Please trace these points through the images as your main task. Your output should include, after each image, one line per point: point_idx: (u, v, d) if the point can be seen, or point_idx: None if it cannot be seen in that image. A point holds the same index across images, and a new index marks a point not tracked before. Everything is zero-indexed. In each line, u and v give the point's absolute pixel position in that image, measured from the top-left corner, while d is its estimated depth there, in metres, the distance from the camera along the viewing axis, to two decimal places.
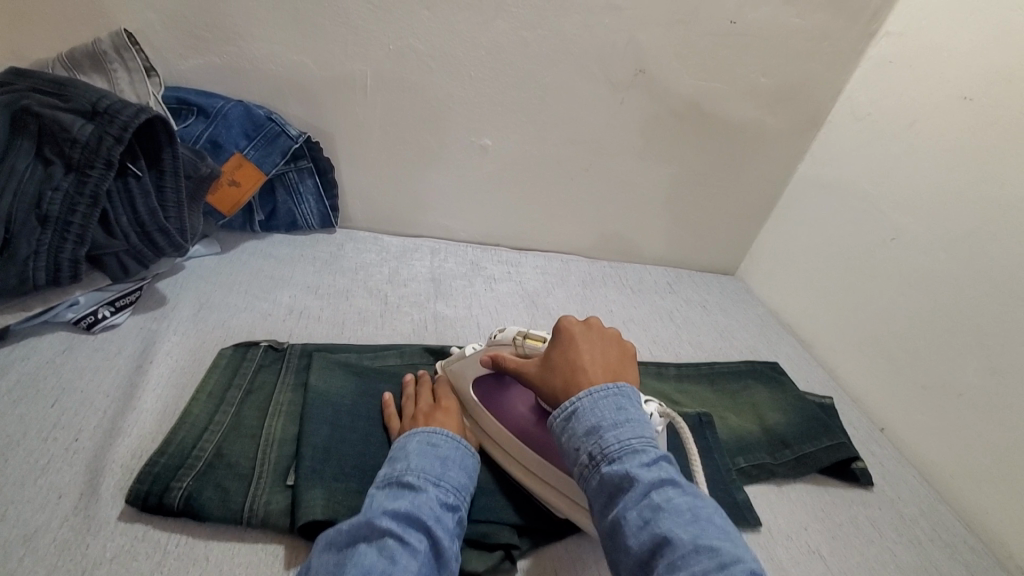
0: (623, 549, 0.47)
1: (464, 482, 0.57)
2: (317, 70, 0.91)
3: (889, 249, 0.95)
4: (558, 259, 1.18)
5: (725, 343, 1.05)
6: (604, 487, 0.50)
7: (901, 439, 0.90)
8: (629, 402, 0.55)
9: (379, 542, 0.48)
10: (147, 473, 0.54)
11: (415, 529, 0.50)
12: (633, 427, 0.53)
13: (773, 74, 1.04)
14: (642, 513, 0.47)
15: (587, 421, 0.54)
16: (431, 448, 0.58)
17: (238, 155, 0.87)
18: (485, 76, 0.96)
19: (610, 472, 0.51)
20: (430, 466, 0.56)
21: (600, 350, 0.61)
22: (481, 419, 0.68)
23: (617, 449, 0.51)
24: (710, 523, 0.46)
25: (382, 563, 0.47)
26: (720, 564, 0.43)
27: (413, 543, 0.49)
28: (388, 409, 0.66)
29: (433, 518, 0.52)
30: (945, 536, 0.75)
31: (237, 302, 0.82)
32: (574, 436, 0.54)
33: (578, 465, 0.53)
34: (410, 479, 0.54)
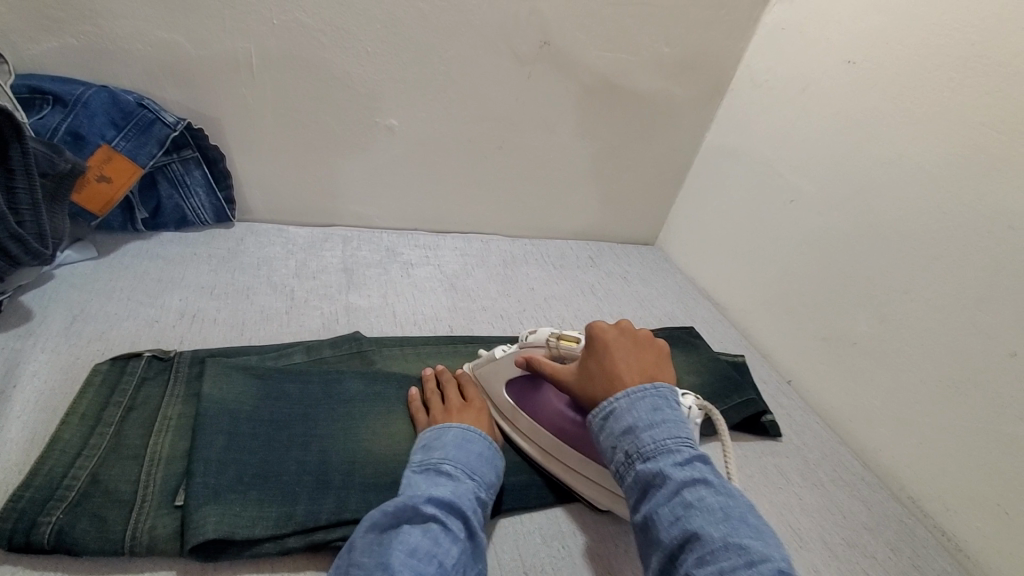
0: (655, 544, 0.48)
1: (493, 478, 0.61)
2: (195, 50, 0.83)
3: (789, 210, 0.99)
4: (478, 240, 1.16)
5: (645, 312, 1.07)
6: (639, 485, 0.51)
7: (807, 389, 0.96)
8: (666, 401, 0.55)
9: (424, 525, 0.52)
10: (10, 510, 0.48)
11: (455, 515, 0.54)
12: (669, 427, 0.52)
13: (675, 44, 1.05)
14: (674, 510, 0.47)
15: (623, 421, 0.54)
16: (466, 442, 0.62)
17: (106, 147, 0.78)
18: (384, 51, 0.91)
19: (644, 469, 0.51)
20: (466, 458, 0.60)
21: (635, 353, 0.61)
22: (500, 400, 0.72)
23: (652, 448, 0.51)
24: (743, 523, 0.45)
25: (426, 543, 0.50)
26: (750, 561, 0.42)
27: (454, 528, 0.53)
28: (414, 404, 0.69)
29: (471, 508, 0.55)
30: (844, 475, 0.81)
31: (119, 310, 0.74)
32: (610, 435, 0.54)
33: (614, 462, 0.54)
34: (448, 469, 0.58)
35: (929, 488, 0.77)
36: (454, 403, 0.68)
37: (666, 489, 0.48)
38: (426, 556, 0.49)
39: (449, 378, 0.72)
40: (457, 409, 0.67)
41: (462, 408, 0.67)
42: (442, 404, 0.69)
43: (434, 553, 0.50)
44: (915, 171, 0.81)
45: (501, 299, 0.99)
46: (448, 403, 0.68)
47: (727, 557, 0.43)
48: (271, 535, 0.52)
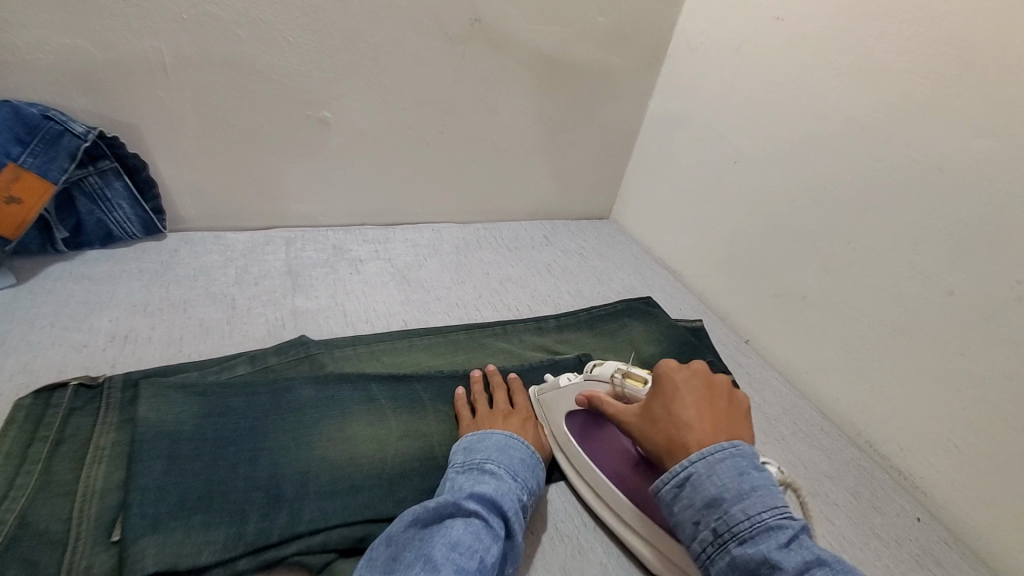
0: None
1: (533, 485, 0.60)
2: (99, 53, 0.77)
3: (734, 172, 1.00)
4: (428, 228, 1.13)
5: (603, 286, 1.06)
6: (736, 571, 0.44)
7: (763, 347, 0.97)
8: (750, 462, 0.49)
9: (466, 520, 0.51)
10: None
11: (496, 513, 0.53)
12: (761, 497, 0.46)
13: (609, 12, 1.03)
14: None
15: (706, 491, 0.47)
16: (508, 448, 0.61)
17: (13, 166, 0.73)
18: (307, 40, 0.86)
19: (740, 552, 0.44)
20: (509, 462, 0.59)
21: (709, 408, 0.54)
22: (557, 432, 0.69)
23: (748, 528, 0.45)
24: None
25: (468, 537, 0.49)
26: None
27: (495, 526, 0.51)
28: (460, 404, 0.70)
29: (512, 509, 0.54)
30: (805, 427, 0.83)
31: (42, 339, 0.70)
32: (692, 511, 0.48)
33: (699, 543, 0.47)
34: (491, 468, 0.57)
35: (883, 430, 0.80)
36: (502, 408, 0.69)
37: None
38: (468, 549, 0.48)
39: (501, 383, 0.73)
40: (504, 415, 0.68)
41: (508, 414, 0.68)
42: (490, 407, 0.70)
43: (476, 547, 0.48)
44: (848, 124, 0.81)
45: (456, 287, 0.97)
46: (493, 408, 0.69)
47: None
48: (219, 559, 0.50)
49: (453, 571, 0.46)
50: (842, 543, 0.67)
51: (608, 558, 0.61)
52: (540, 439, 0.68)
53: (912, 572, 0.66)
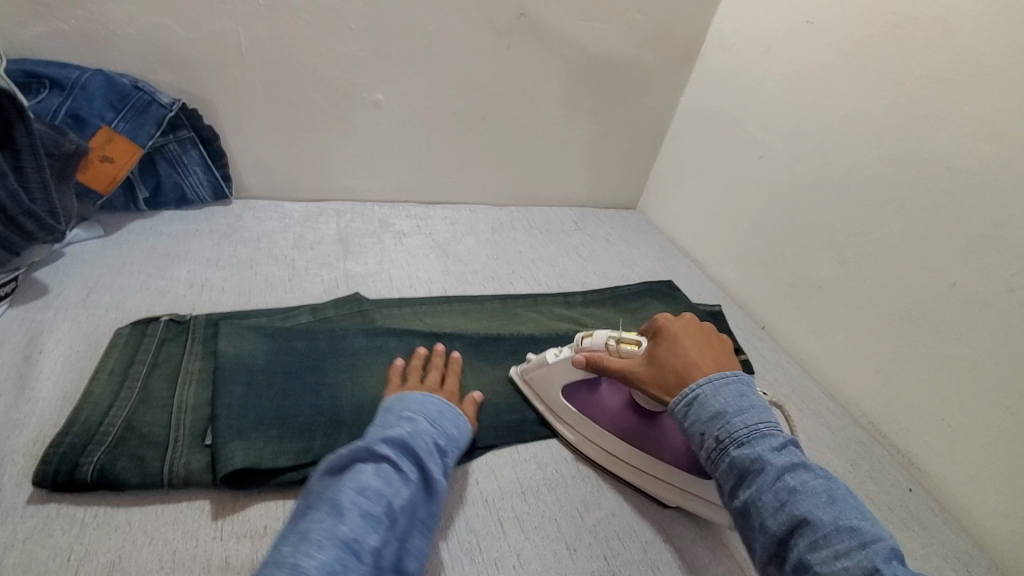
0: (759, 529, 0.49)
1: (453, 433, 0.62)
2: (184, 32, 0.86)
3: (758, 166, 1.05)
4: (466, 209, 1.21)
5: (628, 270, 1.13)
6: (735, 470, 0.52)
7: (778, 333, 1.04)
8: (748, 389, 0.56)
9: (376, 465, 0.53)
10: (54, 453, 0.53)
11: (409, 458, 0.55)
12: (757, 412, 0.54)
13: (647, 11, 1.09)
14: (778, 495, 0.49)
15: (711, 406, 0.54)
16: (427, 400, 0.63)
17: (106, 129, 0.82)
18: (367, 28, 0.94)
19: (740, 454, 0.52)
20: (428, 411, 0.61)
21: (703, 343, 0.62)
22: (554, 404, 0.73)
23: (746, 433, 0.52)
24: (846, 504, 0.48)
25: (378, 482, 0.51)
26: (863, 541, 0.45)
27: (406, 471, 0.54)
28: (395, 371, 0.70)
29: (427, 452, 0.56)
30: (812, 406, 0.90)
31: (130, 283, 0.79)
32: (695, 420, 0.55)
33: (705, 449, 0.54)
34: (409, 416, 0.59)
35: (886, 411, 0.86)
36: (432, 384, 0.69)
37: (767, 473, 0.50)
38: (374, 494, 0.50)
39: (440, 362, 0.73)
40: (432, 390, 0.68)
41: (436, 391, 0.69)
42: (422, 381, 0.70)
43: (383, 492, 0.51)
44: (867, 124, 0.87)
45: (491, 262, 1.05)
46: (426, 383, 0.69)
47: (842, 540, 0.45)
48: (293, 464, 0.58)
49: (357, 515, 0.48)
50: None
51: (622, 501, 0.67)
52: (464, 418, 0.67)
53: (899, 532, 0.72)
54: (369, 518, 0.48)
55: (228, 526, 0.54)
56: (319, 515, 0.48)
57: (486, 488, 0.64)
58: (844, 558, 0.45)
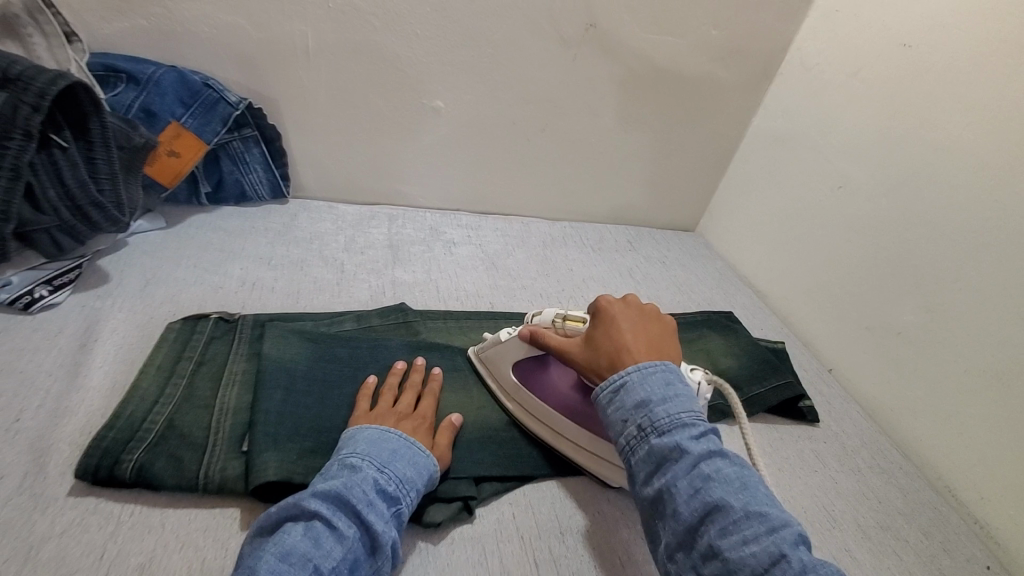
0: (671, 516, 0.48)
1: (413, 477, 0.54)
2: (255, 33, 0.87)
3: (836, 197, 0.98)
4: (518, 221, 1.18)
5: (684, 296, 1.07)
6: (653, 459, 0.50)
7: (847, 378, 0.96)
8: (675, 379, 0.55)
9: (306, 523, 0.47)
10: (96, 448, 0.53)
11: (345, 512, 0.49)
12: (681, 401, 0.53)
13: (724, 26, 1.04)
14: (692, 482, 0.48)
15: (637, 396, 0.54)
16: (382, 439, 0.56)
17: (176, 124, 0.83)
18: (433, 34, 0.93)
19: (659, 443, 0.50)
20: (379, 452, 0.54)
21: (641, 329, 0.61)
22: (503, 380, 0.71)
23: (668, 422, 0.51)
24: (759, 493, 0.47)
25: (305, 544, 0.46)
26: (771, 527, 0.44)
27: (340, 528, 0.47)
28: (364, 392, 0.64)
29: (366, 502, 0.50)
30: (882, 463, 0.82)
31: (186, 276, 0.80)
32: (622, 409, 0.54)
33: (625, 437, 0.53)
34: (353, 461, 0.53)
35: (967, 477, 0.77)
36: (402, 407, 0.63)
37: (684, 461, 0.49)
38: (299, 560, 0.44)
39: (416, 383, 0.67)
40: (401, 414, 0.62)
41: (406, 415, 0.62)
42: (392, 403, 0.64)
43: (310, 556, 0.45)
44: (968, 158, 0.79)
45: (540, 278, 1.01)
46: (396, 407, 0.63)
47: (751, 526, 0.44)
48: None
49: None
50: None
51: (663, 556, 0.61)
52: (434, 447, 0.60)
53: None
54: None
55: None
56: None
57: (524, 523, 0.61)
58: (752, 544, 0.43)
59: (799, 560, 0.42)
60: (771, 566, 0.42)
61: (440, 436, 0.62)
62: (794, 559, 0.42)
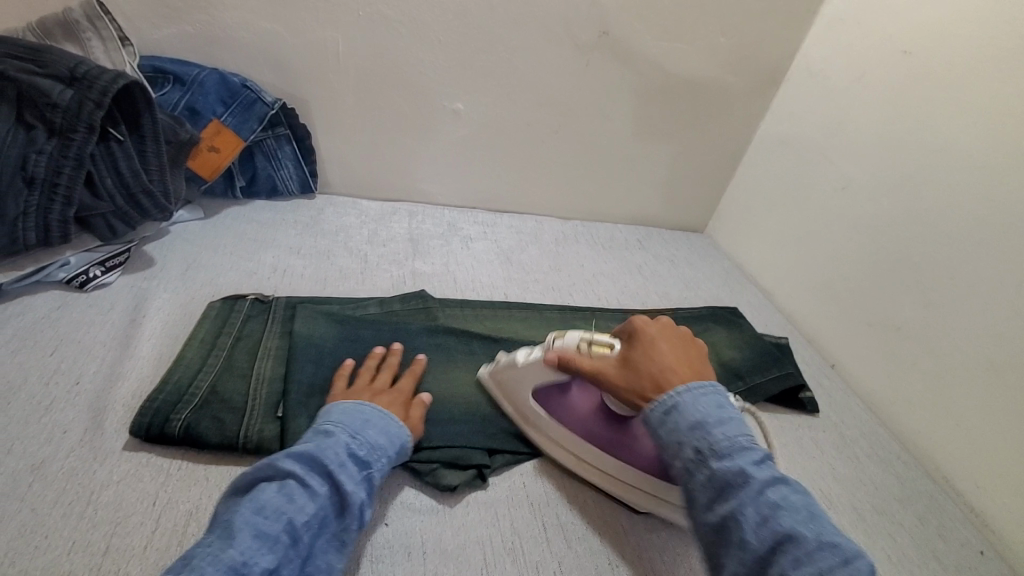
0: (737, 545, 0.46)
1: (384, 444, 0.58)
2: (290, 38, 0.94)
3: (839, 198, 1.02)
4: (532, 219, 1.23)
5: (691, 293, 1.11)
6: (715, 483, 0.49)
7: (849, 373, 0.99)
8: (725, 402, 0.56)
9: (281, 481, 0.51)
10: (149, 407, 0.59)
11: (318, 472, 0.52)
12: (736, 424, 0.53)
13: (732, 34, 1.08)
14: (761, 510, 0.47)
15: (692, 417, 0.53)
16: (356, 410, 0.60)
17: (216, 122, 0.90)
18: (455, 40, 0.99)
19: (721, 467, 0.50)
20: (352, 419, 0.58)
21: (681, 351, 0.61)
22: (523, 408, 0.68)
23: (728, 445, 0.51)
24: (826, 522, 0.47)
25: (278, 500, 0.49)
26: (845, 558, 0.44)
27: (313, 486, 0.51)
28: (342, 372, 0.66)
29: (338, 463, 0.53)
30: (880, 453, 0.86)
31: (223, 262, 0.86)
32: (679, 431, 0.53)
33: (684, 460, 0.52)
34: (326, 428, 0.56)
35: (964, 468, 0.80)
36: (379, 385, 0.66)
37: (750, 487, 0.48)
38: (273, 513, 0.48)
39: (394, 363, 0.69)
40: (376, 391, 0.64)
41: (382, 391, 0.65)
42: (369, 381, 0.66)
43: (284, 510, 0.48)
44: (964, 161, 0.82)
45: (552, 273, 1.06)
46: (372, 384, 0.66)
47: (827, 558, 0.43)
48: None
49: (250, 536, 0.46)
50: (899, 557, 0.69)
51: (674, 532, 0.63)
52: (408, 419, 0.63)
53: None
54: (263, 539, 0.46)
55: None
56: (210, 537, 0.46)
57: (533, 492, 0.65)
58: None
59: None
60: None
61: (414, 411, 0.65)
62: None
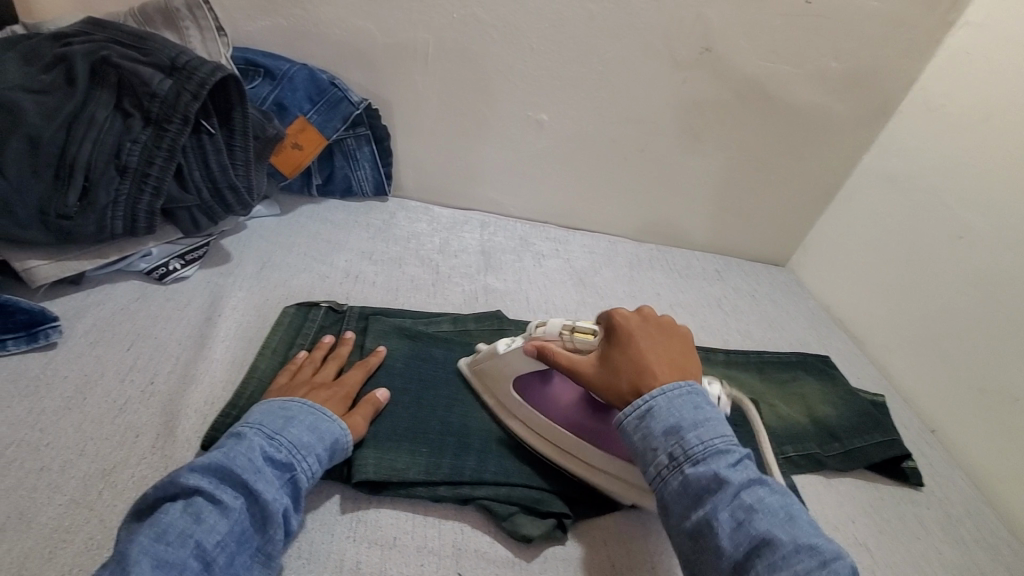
0: (713, 551, 0.45)
1: (311, 443, 0.53)
2: (380, 37, 0.91)
3: (954, 247, 0.92)
4: (605, 239, 1.17)
5: (775, 334, 1.03)
6: (690, 489, 0.48)
7: (952, 442, 0.89)
8: (702, 400, 0.53)
9: (187, 499, 0.45)
10: (223, 422, 0.57)
11: (230, 484, 0.46)
12: (713, 425, 0.51)
13: (845, 59, 1.00)
14: (735, 515, 0.46)
15: (665, 421, 0.51)
16: (280, 409, 0.54)
17: (302, 119, 0.88)
18: (547, 49, 0.94)
19: (695, 473, 0.48)
20: (270, 420, 0.52)
21: (662, 343, 0.57)
22: (505, 397, 0.65)
23: (702, 450, 0.49)
24: (805, 523, 0.46)
25: (183, 521, 0.43)
26: (824, 561, 0.43)
27: (224, 499, 0.45)
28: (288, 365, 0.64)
29: (253, 470, 0.47)
30: (989, 537, 0.76)
31: (296, 263, 0.84)
32: (651, 436, 0.51)
33: (656, 466, 0.50)
34: (239, 430, 0.51)
35: None
36: (319, 378, 0.62)
37: (724, 491, 0.47)
38: (178, 537, 0.42)
39: (342, 354, 0.66)
40: (316, 384, 0.61)
41: (323, 384, 0.61)
42: (312, 374, 0.63)
43: (190, 532, 0.43)
44: None
45: (627, 300, 1.00)
46: (315, 377, 0.63)
47: (803, 561, 0.42)
48: (424, 481, 0.57)
49: (150, 568, 0.40)
50: None
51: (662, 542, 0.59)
52: (351, 414, 0.59)
53: None
54: (166, 569, 0.40)
55: (361, 528, 0.55)
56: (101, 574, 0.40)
57: (616, 552, 0.58)
58: None
59: None
60: None
61: (360, 405, 0.61)
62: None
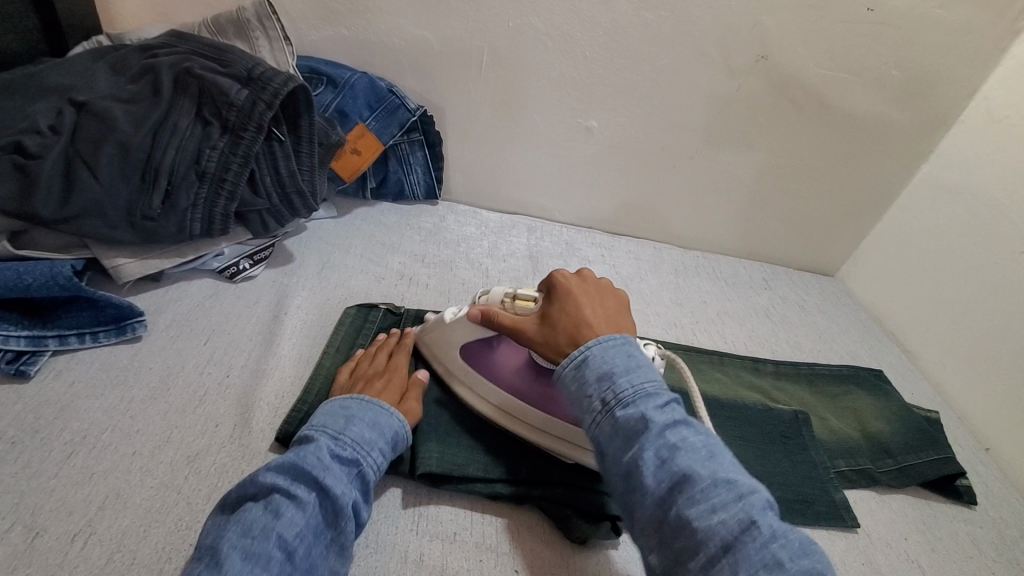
0: (638, 489, 0.46)
1: (374, 440, 0.55)
2: (437, 45, 0.94)
3: (1018, 262, 0.88)
4: (650, 246, 1.17)
5: (824, 346, 1.01)
6: (620, 432, 0.49)
7: (1011, 463, 0.87)
8: (636, 350, 0.55)
9: (266, 498, 0.47)
10: (295, 416, 0.60)
11: (303, 481, 0.49)
12: (644, 372, 0.52)
13: (906, 66, 0.97)
14: (659, 453, 0.47)
15: (598, 367, 0.52)
16: (342, 409, 0.57)
17: (362, 125, 0.92)
18: (599, 57, 0.95)
19: (623, 415, 0.50)
20: (333, 421, 0.55)
21: (598, 302, 0.61)
22: (453, 365, 0.67)
23: (631, 394, 0.50)
24: (725, 459, 0.47)
25: (265, 517, 0.45)
26: (740, 495, 0.44)
27: (298, 495, 0.47)
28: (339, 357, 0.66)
29: (323, 466, 0.50)
30: None
31: (354, 264, 0.87)
32: (585, 383, 0.53)
33: (590, 412, 0.52)
34: (307, 434, 0.53)
35: None
36: (372, 369, 0.65)
37: (649, 431, 0.48)
38: (262, 532, 0.44)
39: (390, 344, 0.69)
40: (370, 376, 0.63)
41: (376, 375, 0.64)
42: (365, 365, 0.66)
43: (272, 526, 0.45)
44: None
45: (673, 307, 1.00)
46: (369, 368, 0.65)
47: (719, 493, 0.43)
48: (482, 479, 0.60)
49: (239, 560, 0.42)
50: None
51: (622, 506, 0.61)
52: (406, 406, 0.62)
53: None
54: (254, 560, 0.43)
55: (422, 522, 0.57)
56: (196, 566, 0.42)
57: None
58: (720, 511, 0.43)
59: (770, 526, 0.42)
60: (743, 531, 0.41)
61: (412, 396, 0.63)
62: (765, 525, 0.42)
